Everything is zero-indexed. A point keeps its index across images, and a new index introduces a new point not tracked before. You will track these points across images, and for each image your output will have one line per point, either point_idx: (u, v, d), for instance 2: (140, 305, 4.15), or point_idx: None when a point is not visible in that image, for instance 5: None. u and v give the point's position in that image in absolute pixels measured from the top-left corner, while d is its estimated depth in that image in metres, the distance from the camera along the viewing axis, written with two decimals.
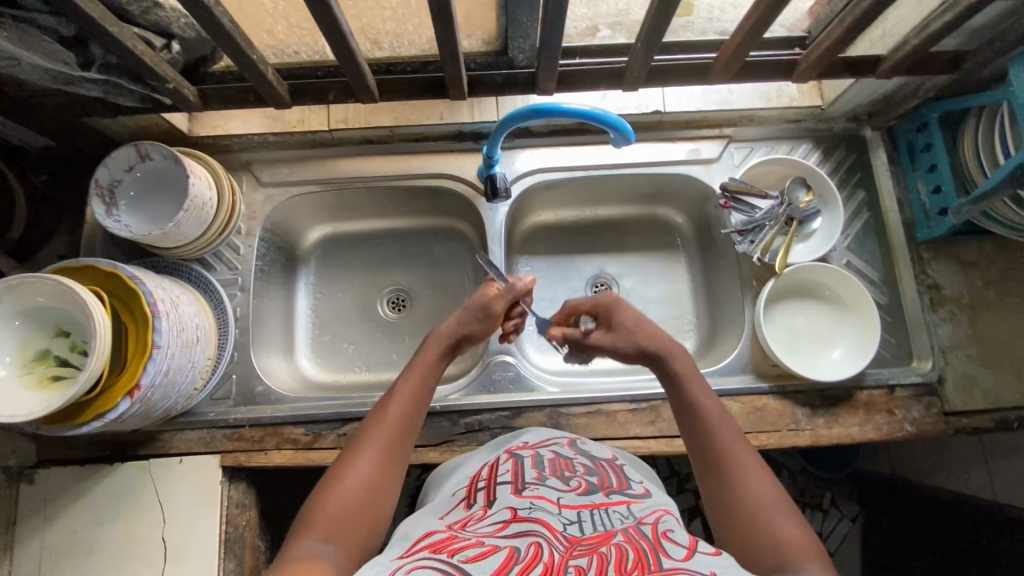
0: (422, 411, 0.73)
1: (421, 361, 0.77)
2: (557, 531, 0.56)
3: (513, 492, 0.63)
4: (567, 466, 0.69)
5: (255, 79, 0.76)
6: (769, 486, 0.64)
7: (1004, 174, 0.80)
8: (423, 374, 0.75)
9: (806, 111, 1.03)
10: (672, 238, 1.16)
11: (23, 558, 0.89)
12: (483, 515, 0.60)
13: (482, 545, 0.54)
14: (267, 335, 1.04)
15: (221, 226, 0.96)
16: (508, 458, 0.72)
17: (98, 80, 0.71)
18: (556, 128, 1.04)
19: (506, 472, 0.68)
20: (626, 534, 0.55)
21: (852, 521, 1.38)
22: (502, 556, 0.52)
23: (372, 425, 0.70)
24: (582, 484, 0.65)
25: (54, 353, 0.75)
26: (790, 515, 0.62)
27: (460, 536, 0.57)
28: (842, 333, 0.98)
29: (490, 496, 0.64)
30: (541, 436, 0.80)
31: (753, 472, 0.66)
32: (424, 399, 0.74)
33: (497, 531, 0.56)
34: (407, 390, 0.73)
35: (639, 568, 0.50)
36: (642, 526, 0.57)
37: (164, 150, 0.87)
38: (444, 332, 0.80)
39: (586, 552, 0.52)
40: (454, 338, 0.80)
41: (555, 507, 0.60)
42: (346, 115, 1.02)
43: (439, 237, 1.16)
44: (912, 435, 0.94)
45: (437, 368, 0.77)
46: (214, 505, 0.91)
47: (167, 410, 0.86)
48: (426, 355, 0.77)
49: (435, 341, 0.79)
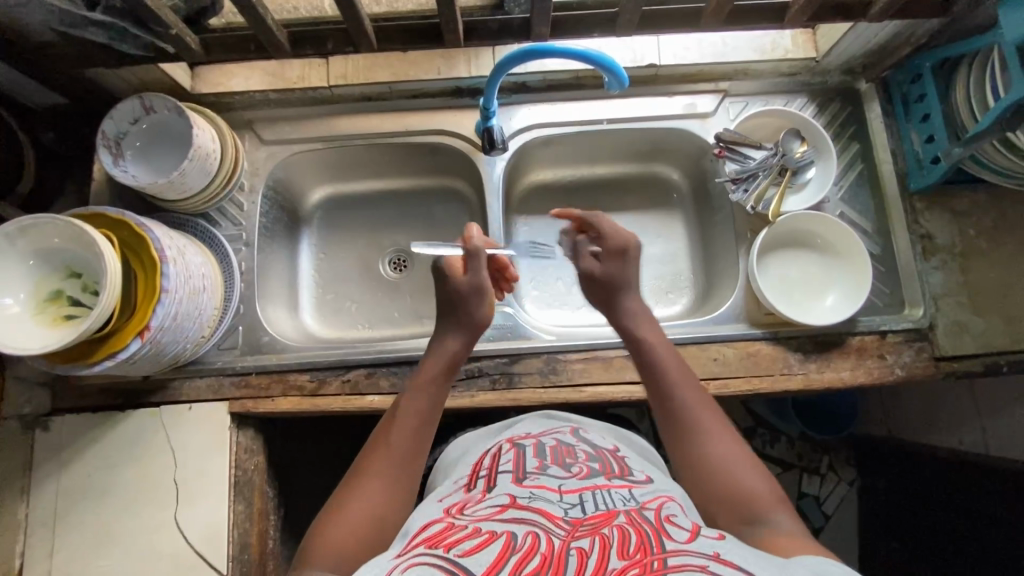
0: (427, 431, 0.72)
1: (426, 382, 0.75)
2: (557, 518, 0.57)
3: (513, 481, 0.65)
4: (568, 454, 0.73)
5: (255, 25, 0.78)
6: (738, 445, 0.67)
7: (993, 117, 0.81)
8: (428, 397, 0.73)
9: (802, 64, 1.04)
10: (669, 195, 1.17)
11: (41, 500, 0.93)
12: (481, 498, 0.63)
13: (479, 534, 0.54)
14: (272, 289, 1.06)
15: (225, 179, 0.98)
16: (510, 447, 0.76)
17: (103, 22, 0.74)
18: (554, 83, 1.05)
19: (507, 461, 0.71)
20: (628, 516, 0.56)
21: (849, 485, 1.39)
22: (499, 545, 0.52)
23: (375, 450, 0.68)
24: (584, 470, 0.68)
25: (67, 293, 0.78)
26: (758, 471, 0.65)
27: (457, 524, 0.57)
28: (834, 280, 1.00)
29: (491, 483, 0.66)
30: (542, 426, 0.84)
31: (721, 435, 0.68)
32: (429, 424, 0.72)
33: (495, 515, 0.57)
34: (410, 413, 0.71)
35: (642, 551, 0.50)
36: (645, 510, 0.58)
37: (168, 102, 0.89)
38: (449, 351, 0.77)
39: (587, 535, 0.53)
40: (456, 359, 0.77)
41: (555, 495, 0.62)
42: (345, 70, 1.02)
43: (439, 198, 1.18)
44: (903, 380, 0.95)
45: (441, 388, 0.75)
46: (223, 449, 0.94)
47: (175, 355, 0.89)
48: (428, 377, 0.75)
49: (437, 360, 0.77)
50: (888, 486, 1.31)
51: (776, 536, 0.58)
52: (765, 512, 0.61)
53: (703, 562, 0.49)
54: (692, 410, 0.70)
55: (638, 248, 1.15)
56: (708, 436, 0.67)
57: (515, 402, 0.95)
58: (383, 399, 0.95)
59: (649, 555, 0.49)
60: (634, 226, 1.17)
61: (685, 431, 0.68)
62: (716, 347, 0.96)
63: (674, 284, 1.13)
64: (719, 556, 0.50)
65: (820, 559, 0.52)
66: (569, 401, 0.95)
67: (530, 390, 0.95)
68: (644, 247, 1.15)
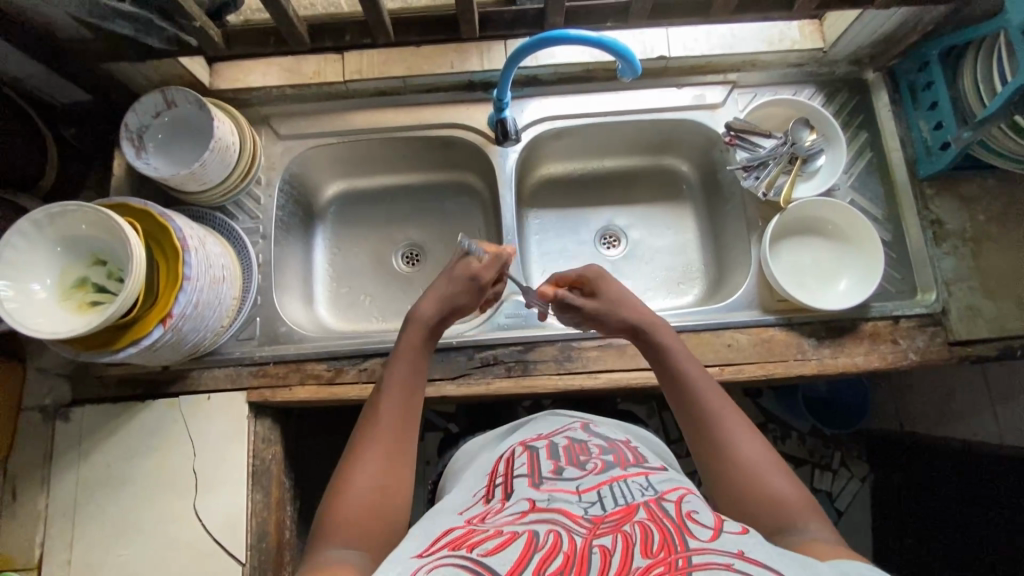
0: (415, 397, 0.72)
1: (406, 352, 0.76)
2: (578, 517, 0.57)
3: (530, 485, 0.65)
4: (582, 450, 0.72)
5: (277, 18, 0.80)
6: (764, 447, 0.67)
7: (1001, 101, 0.82)
8: (410, 364, 0.75)
9: (809, 55, 1.05)
10: (678, 187, 1.19)
11: (60, 489, 0.93)
12: (501, 509, 0.62)
13: (501, 536, 0.55)
14: (288, 282, 1.08)
15: (243, 172, 1.00)
16: (523, 450, 0.76)
17: (133, 15, 0.75)
18: (564, 75, 1.07)
19: (522, 466, 0.71)
20: (648, 511, 0.56)
21: (861, 481, 1.36)
22: (521, 543, 0.53)
23: (366, 426, 0.68)
24: (599, 464, 0.68)
25: (93, 281, 0.79)
26: (791, 479, 0.65)
27: (479, 530, 0.57)
28: (846, 265, 1.01)
29: (508, 491, 0.66)
30: (554, 423, 0.84)
31: (752, 441, 0.68)
32: (414, 391, 0.73)
33: (516, 519, 0.57)
34: (392, 385, 0.72)
35: (666, 549, 0.50)
36: (664, 502, 0.58)
37: (190, 96, 0.92)
38: (425, 318, 0.79)
39: (609, 533, 0.53)
40: (432, 324, 0.79)
41: (574, 495, 0.61)
42: (360, 66, 1.04)
43: (451, 193, 1.19)
44: (917, 365, 0.95)
45: (423, 355, 0.77)
46: (242, 438, 0.95)
47: (197, 343, 0.90)
48: (408, 346, 0.76)
49: (418, 328, 0.78)
50: (903, 478, 1.30)
51: None
52: (793, 515, 0.62)
53: (728, 560, 0.49)
54: (717, 416, 0.70)
55: (649, 239, 1.16)
56: (735, 443, 0.67)
57: (530, 389, 0.95)
58: None
59: (673, 553, 0.49)
60: (645, 218, 1.18)
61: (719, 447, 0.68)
62: (730, 333, 0.97)
63: (685, 274, 1.14)
64: (743, 554, 0.50)
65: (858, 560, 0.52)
66: (584, 387, 0.96)
67: (545, 377, 0.96)
68: (655, 239, 1.16)
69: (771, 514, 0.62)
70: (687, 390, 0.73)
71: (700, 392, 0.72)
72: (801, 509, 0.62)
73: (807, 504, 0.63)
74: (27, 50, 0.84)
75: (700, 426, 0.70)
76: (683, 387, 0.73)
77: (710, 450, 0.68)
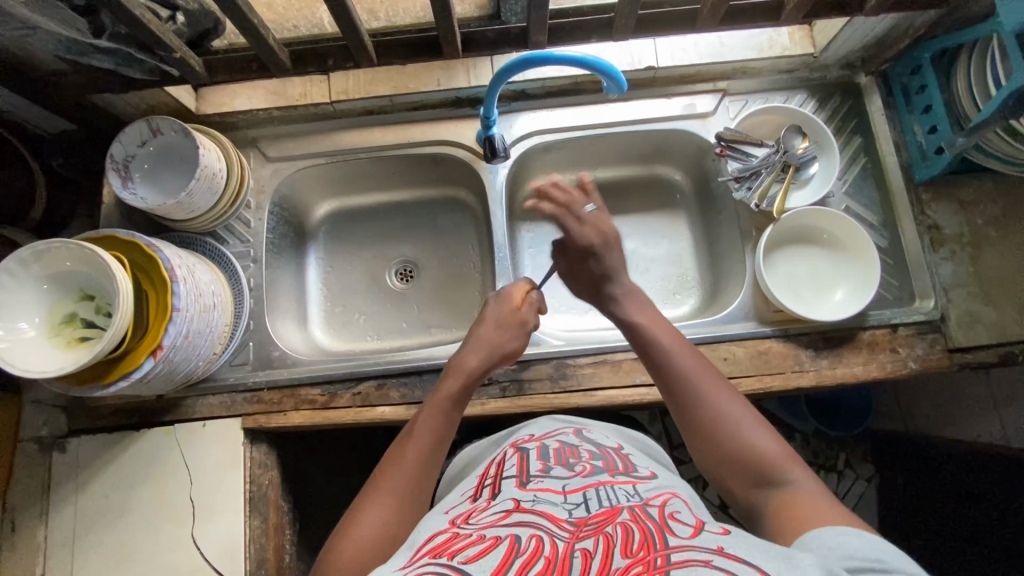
0: (442, 453, 0.71)
1: (445, 400, 0.75)
2: (561, 521, 0.56)
3: (517, 485, 0.64)
4: (572, 454, 0.71)
5: (257, 45, 0.80)
6: (743, 407, 0.67)
7: (996, 105, 0.80)
8: (447, 415, 0.74)
9: (800, 60, 1.04)
10: (671, 195, 1.18)
11: (58, 521, 0.93)
12: (487, 506, 0.62)
13: (483, 541, 0.53)
14: (281, 304, 1.07)
15: (232, 198, 1.00)
16: (513, 452, 0.75)
17: (109, 49, 0.77)
18: (552, 89, 1.06)
19: (511, 466, 0.70)
20: (631, 513, 0.55)
21: (868, 482, 1.31)
22: (503, 549, 0.51)
23: (392, 467, 0.68)
24: (587, 468, 0.67)
25: (81, 315, 0.79)
26: (775, 436, 0.64)
27: (462, 534, 0.56)
28: (842, 274, 0.99)
29: (496, 490, 0.65)
30: (546, 428, 0.83)
31: (732, 403, 0.67)
32: (444, 444, 0.72)
33: (500, 521, 0.57)
34: (424, 436, 0.71)
35: (645, 548, 0.49)
36: (648, 506, 0.57)
37: (175, 124, 0.91)
38: (469, 367, 0.78)
39: (591, 535, 0.52)
40: (477, 374, 0.78)
41: (559, 497, 0.61)
42: (346, 86, 1.04)
43: (443, 208, 1.19)
44: (917, 373, 0.94)
45: (460, 408, 0.76)
46: (238, 465, 0.94)
47: (188, 373, 0.90)
48: (446, 393, 0.75)
49: (459, 376, 0.77)
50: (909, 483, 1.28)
51: (793, 498, 0.58)
52: (775, 470, 0.61)
53: (707, 556, 0.48)
54: (691, 379, 0.69)
55: (643, 249, 1.15)
56: (711, 405, 0.67)
57: (526, 409, 0.95)
58: (394, 409, 0.96)
59: (652, 552, 0.48)
60: (639, 229, 1.17)
61: (697, 411, 0.67)
62: (726, 346, 0.96)
63: (681, 284, 1.12)
64: (723, 550, 0.49)
65: (834, 531, 0.52)
66: (580, 406, 0.95)
67: (540, 397, 0.95)
68: (649, 249, 1.15)
69: (752, 470, 0.62)
70: (659, 357, 0.73)
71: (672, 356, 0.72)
72: (781, 462, 0.61)
73: (787, 454, 0.62)
74: (8, 84, 0.84)
75: (676, 394, 0.69)
76: (654, 355, 0.73)
77: (691, 418, 0.67)
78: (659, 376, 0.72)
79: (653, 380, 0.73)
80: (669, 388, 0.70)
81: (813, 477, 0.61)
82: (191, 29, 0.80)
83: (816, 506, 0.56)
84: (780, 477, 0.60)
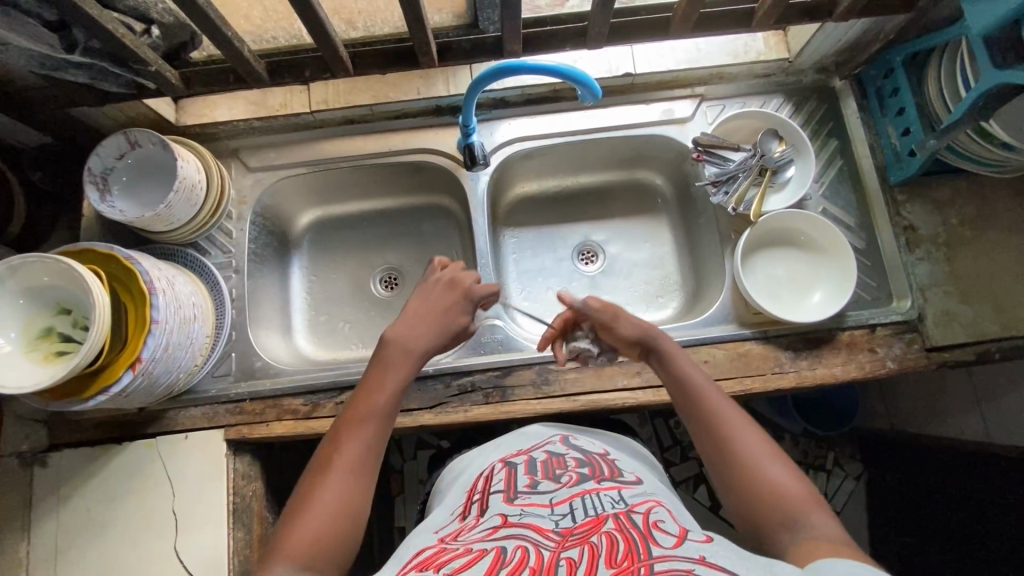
0: (389, 421, 0.72)
1: (387, 376, 0.75)
2: (547, 531, 0.56)
3: (504, 500, 0.64)
4: (559, 464, 0.72)
5: (232, 58, 0.80)
6: (773, 451, 0.65)
7: (966, 107, 0.82)
8: (390, 384, 0.74)
9: (775, 65, 1.05)
10: (653, 200, 1.19)
11: (40, 536, 0.93)
12: (475, 524, 0.62)
13: (469, 553, 0.54)
14: (264, 315, 1.07)
15: (212, 209, 1.00)
16: (502, 466, 0.75)
17: (84, 63, 0.76)
18: (531, 96, 1.07)
19: (499, 481, 0.70)
20: (616, 521, 0.56)
21: (856, 480, 1.33)
22: (488, 560, 0.52)
23: (340, 442, 0.68)
24: (573, 477, 0.68)
25: (59, 330, 0.79)
26: (802, 481, 0.63)
27: (449, 548, 0.56)
28: (821, 276, 1.00)
29: (484, 505, 0.65)
30: (535, 438, 0.83)
31: (761, 446, 0.66)
32: (391, 414, 0.72)
33: (487, 535, 0.57)
34: (374, 411, 0.71)
35: (629, 558, 0.49)
36: (633, 513, 0.58)
37: (153, 136, 0.91)
38: (411, 344, 0.78)
39: (576, 544, 0.53)
40: (417, 349, 0.79)
41: (547, 509, 0.61)
42: (326, 96, 1.05)
43: (427, 215, 1.19)
44: (896, 372, 0.95)
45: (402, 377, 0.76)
46: (221, 477, 0.94)
47: (169, 385, 0.90)
48: (388, 367, 0.76)
49: (405, 357, 0.77)
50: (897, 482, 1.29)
51: (815, 539, 0.56)
52: (800, 512, 0.59)
53: (689, 565, 0.48)
54: (723, 420, 0.69)
55: (626, 254, 1.16)
56: (742, 445, 0.66)
57: (509, 414, 0.95)
58: None
59: (636, 562, 0.49)
60: (621, 233, 1.18)
61: (729, 450, 0.66)
62: (706, 349, 0.96)
63: (664, 288, 1.13)
64: (705, 560, 0.49)
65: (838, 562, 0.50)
66: (563, 411, 0.95)
67: (523, 402, 0.96)
68: (632, 253, 1.16)
69: (778, 511, 0.60)
70: (692, 398, 0.72)
71: (700, 394, 0.72)
72: (803, 505, 0.60)
73: (810, 498, 0.61)
74: None
75: (709, 435, 0.68)
76: (688, 395, 0.73)
77: (721, 456, 0.66)
78: (692, 417, 0.72)
79: (686, 422, 0.73)
80: (702, 428, 0.70)
81: (837, 523, 0.59)
82: (166, 42, 0.81)
83: (830, 545, 0.54)
84: (800, 519, 0.59)
